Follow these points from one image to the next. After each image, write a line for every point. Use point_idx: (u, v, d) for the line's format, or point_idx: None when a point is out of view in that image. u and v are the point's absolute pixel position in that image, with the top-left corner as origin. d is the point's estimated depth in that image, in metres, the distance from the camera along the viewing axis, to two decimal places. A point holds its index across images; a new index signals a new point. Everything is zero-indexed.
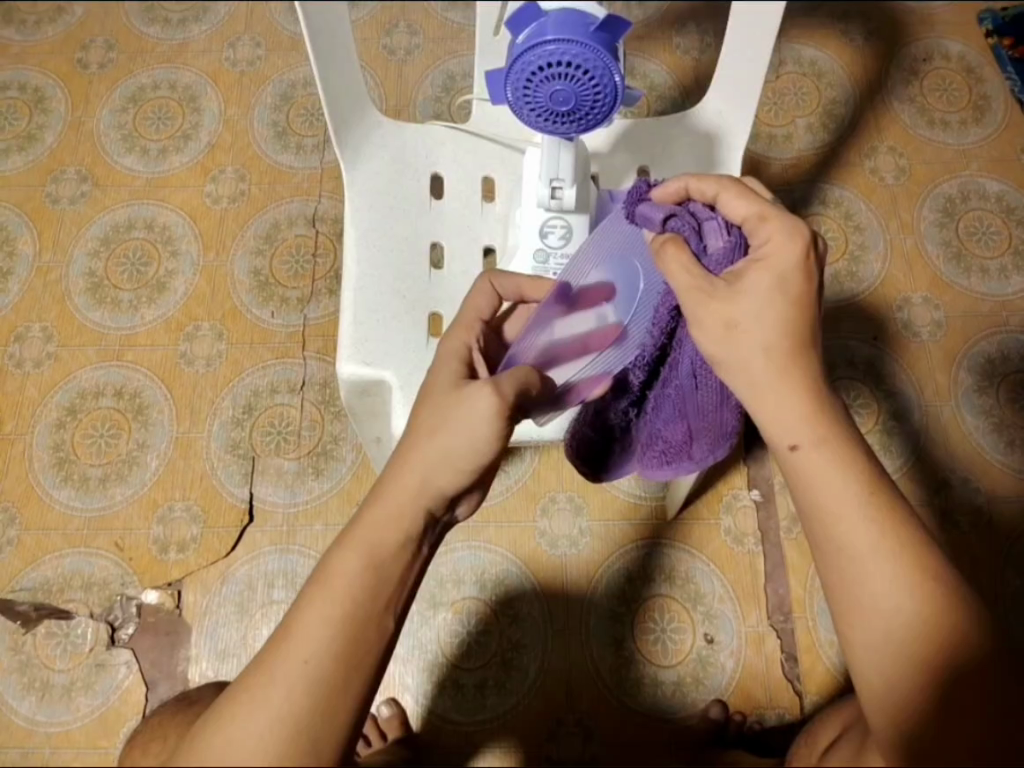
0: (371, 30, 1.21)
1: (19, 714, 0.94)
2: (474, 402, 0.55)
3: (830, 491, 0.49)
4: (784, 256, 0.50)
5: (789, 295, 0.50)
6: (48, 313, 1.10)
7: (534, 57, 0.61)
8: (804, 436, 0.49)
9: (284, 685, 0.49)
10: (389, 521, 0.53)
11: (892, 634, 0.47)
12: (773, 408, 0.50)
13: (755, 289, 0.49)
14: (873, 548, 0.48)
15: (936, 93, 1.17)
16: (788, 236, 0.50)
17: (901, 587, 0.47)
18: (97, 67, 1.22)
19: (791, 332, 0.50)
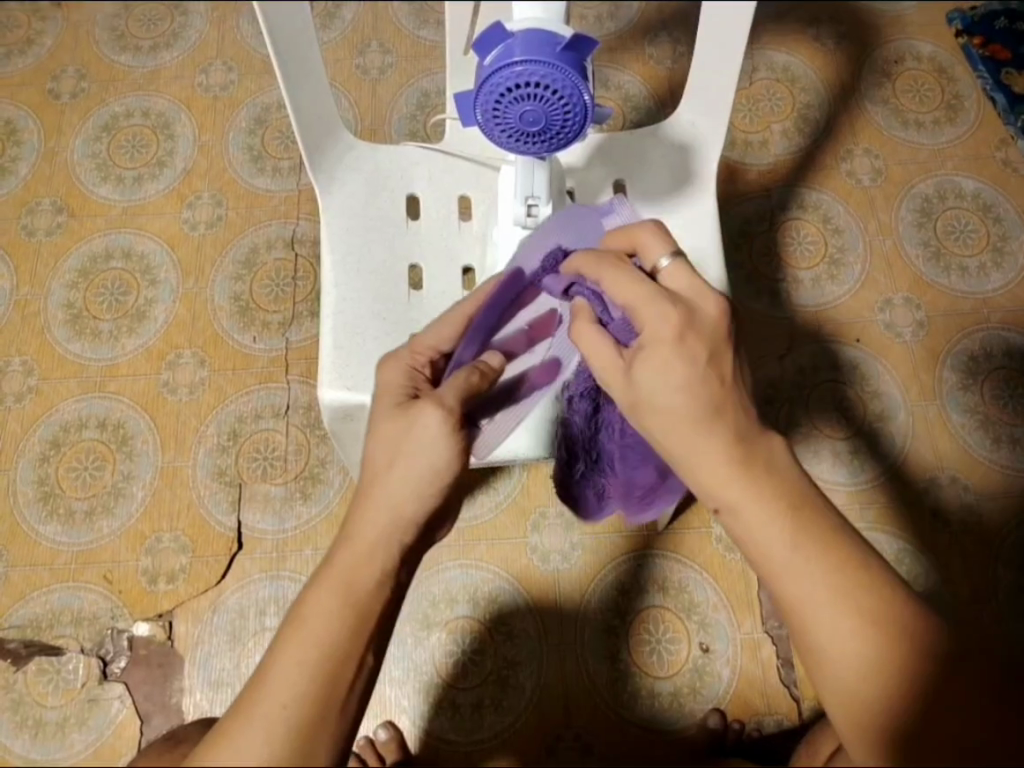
0: (343, 50, 1.20)
1: (12, 753, 0.93)
2: (424, 423, 0.55)
3: (768, 545, 0.49)
4: (660, 341, 0.51)
5: (673, 384, 0.50)
6: (28, 346, 1.09)
7: (503, 79, 0.61)
8: (728, 500, 0.50)
9: (263, 731, 0.48)
10: (364, 560, 0.53)
11: (853, 673, 0.47)
12: (694, 454, 0.50)
13: (646, 368, 0.51)
14: (819, 596, 0.48)
15: (909, 94, 1.17)
16: (662, 321, 0.51)
17: (853, 633, 0.47)
18: (69, 97, 1.21)
19: (692, 394, 0.50)
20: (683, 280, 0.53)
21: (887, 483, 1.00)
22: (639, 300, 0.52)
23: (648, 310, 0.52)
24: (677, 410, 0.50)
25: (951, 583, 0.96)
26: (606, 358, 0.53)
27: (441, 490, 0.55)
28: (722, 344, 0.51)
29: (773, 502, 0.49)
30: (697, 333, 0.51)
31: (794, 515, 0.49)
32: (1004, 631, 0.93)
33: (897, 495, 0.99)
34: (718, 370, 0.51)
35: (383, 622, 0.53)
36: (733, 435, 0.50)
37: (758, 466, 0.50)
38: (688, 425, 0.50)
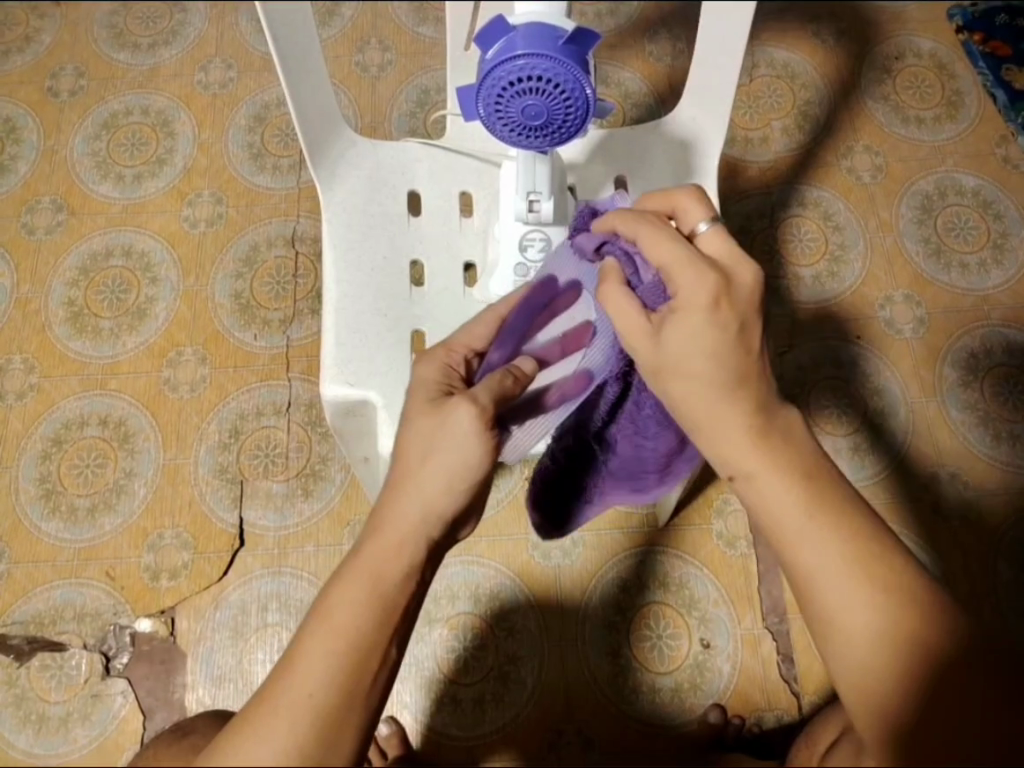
0: (342, 47, 1.20)
1: (16, 749, 0.94)
2: (456, 422, 0.55)
3: (781, 513, 0.50)
4: (695, 308, 0.50)
5: (704, 348, 0.50)
6: (29, 344, 1.09)
7: (505, 72, 0.61)
8: (745, 468, 0.51)
9: (289, 721, 0.49)
10: (393, 551, 0.53)
11: (863, 646, 0.48)
12: (715, 427, 0.51)
13: (677, 331, 0.51)
14: (828, 567, 0.49)
15: (910, 91, 1.17)
16: (698, 287, 0.50)
17: (865, 602, 0.48)
18: (68, 95, 1.21)
19: (720, 358, 0.50)
20: (719, 246, 0.53)
21: (886, 480, 1.00)
22: (671, 263, 0.52)
23: (685, 274, 0.51)
24: (704, 378, 0.50)
25: (951, 579, 0.96)
26: (633, 321, 0.52)
27: (471, 488, 0.56)
28: (753, 313, 0.51)
29: (789, 470, 0.51)
30: (731, 300, 0.50)
31: (808, 487, 0.50)
32: (1004, 626, 0.94)
33: (897, 492, 0.99)
34: (748, 339, 0.51)
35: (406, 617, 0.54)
36: (754, 406, 0.51)
37: (774, 437, 0.51)
38: (720, 390, 0.51)
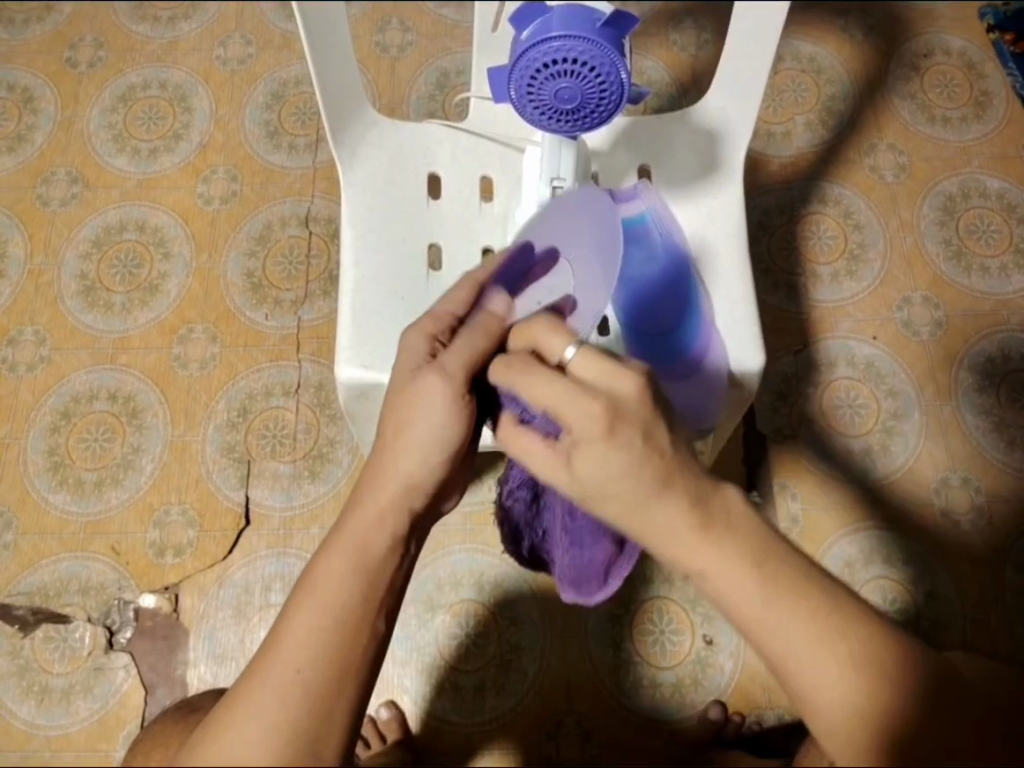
0: (363, 26, 1.19)
1: (18, 718, 0.94)
2: (428, 393, 0.57)
3: (736, 601, 0.46)
4: (589, 439, 0.47)
5: (614, 471, 0.47)
6: (41, 316, 1.09)
7: (539, 54, 0.60)
8: (696, 567, 0.47)
9: (282, 696, 0.48)
10: (378, 524, 0.54)
11: (837, 722, 0.45)
12: (655, 533, 0.47)
13: (589, 460, 0.47)
14: (799, 649, 0.45)
15: (936, 89, 1.15)
16: (590, 416, 0.47)
17: (838, 677, 0.45)
18: (86, 66, 1.20)
19: (638, 474, 0.47)
20: (592, 366, 0.50)
21: (897, 483, 0.99)
22: (552, 399, 0.49)
23: (566, 405, 0.48)
24: (623, 496, 0.47)
25: (958, 585, 0.96)
26: (542, 458, 0.50)
27: (450, 456, 0.58)
28: (654, 416, 0.48)
29: (737, 556, 0.46)
30: (626, 419, 0.47)
31: (766, 573, 0.46)
32: (1008, 634, 0.94)
33: (907, 496, 0.99)
34: (656, 445, 0.47)
35: (395, 593, 0.54)
36: (691, 498, 0.47)
37: (717, 529, 0.47)
38: (639, 503, 0.47)
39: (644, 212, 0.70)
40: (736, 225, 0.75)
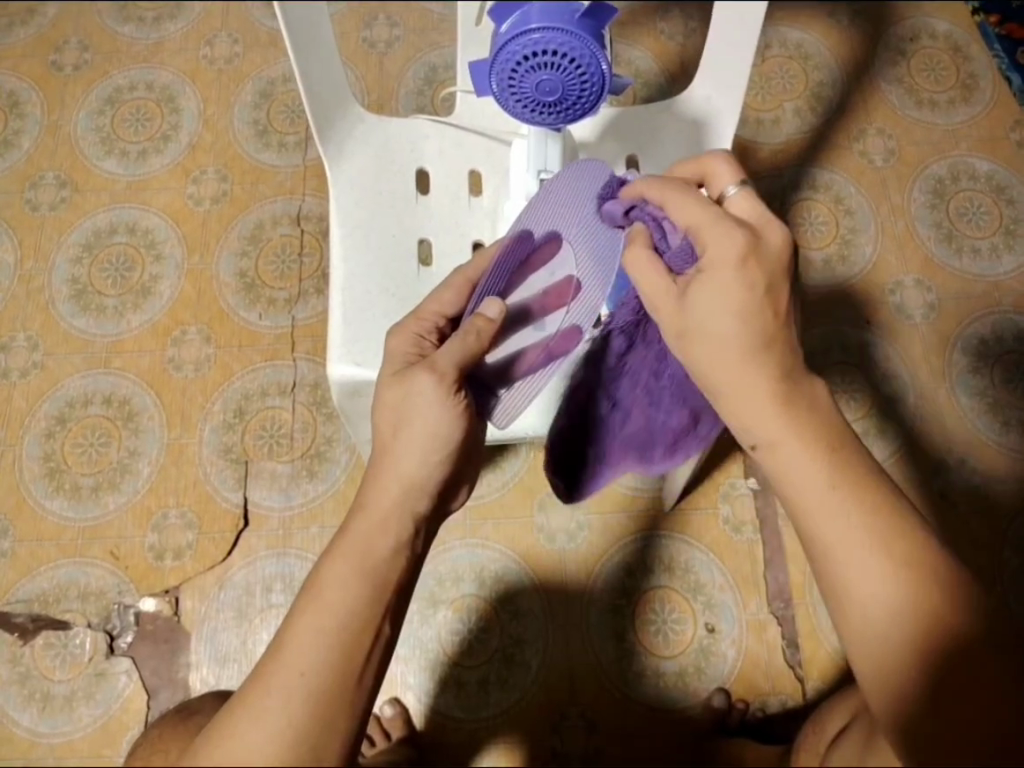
0: (350, 22, 1.19)
1: (20, 726, 0.94)
2: (422, 391, 0.57)
3: (801, 485, 0.50)
4: (723, 264, 0.50)
5: (730, 306, 0.50)
6: (33, 322, 1.08)
7: (519, 47, 0.60)
8: (768, 438, 0.50)
9: (286, 701, 0.48)
10: (381, 530, 0.55)
11: (872, 621, 0.47)
12: (741, 398, 0.51)
13: (712, 286, 0.50)
14: (851, 540, 0.48)
15: (924, 72, 1.16)
16: (728, 241, 0.50)
17: (882, 576, 0.47)
18: (72, 69, 1.20)
19: (749, 320, 0.50)
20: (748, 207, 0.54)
21: (894, 467, 1.00)
22: (701, 223, 0.51)
23: (710, 232, 0.51)
24: (729, 337, 0.50)
25: (958, 566, 0.96)
26: (657, 281, 0.52)
27: (447, 457, 0.58)
28: (782, 273, 0.51)
29: (813, 442, 0.50)
30: (759, 259, 0.50)
31: (837, 465, 0.49)
32: (1009, 614, 0.94)
33: (905, 479, 0.99)
34: (776, 298, 0.50)
35: (401, 596, 0.54)
36: (783, 370, 0.50)
37: (799, 405, 0.50)
38: (745, 351, 0.50)
39: None
40: None
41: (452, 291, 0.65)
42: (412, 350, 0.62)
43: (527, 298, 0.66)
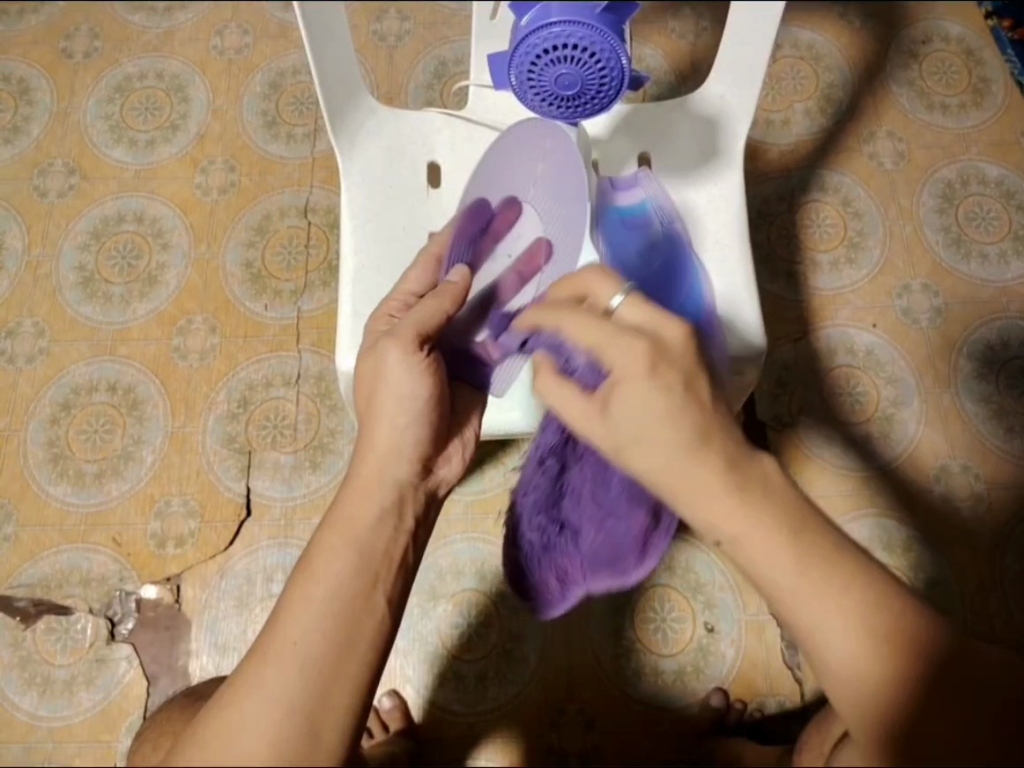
0: (361, 14, 1.19)
1: (20, 710, 0.95)
2: (386, 360, 0.60)
3: (768, 568, 0.47)
4: (633, 378, 0.49)
5: (657, 413, 0.48)
6: (40, 308, 1.09)
7: (539, 41, 0.60)
8: (728, 533, 0.48)
9: (282, 672, 0.49)
10: (364, 499, 0.57)
11: (851, 685, 0.46)
12: (699, 496, 0.48)
13: (644, 405, 0.49)
14: (828, 621, 0.46)
15: (935, 76, 1.15)
16: (630, 356, 0.50)
17: (848, 633, 0.46)
18: (82, 56, 1.20)
19: (686, 421, 0.48)
20: (639, 311, 0.53)
21: (895, 471, 1.00)
22: (600, 341, 0.51)
23: (612, 348, 0.50)
24: (671, 441, 0.48)
25: (959, 572, 0.96)
26: (579, 410, 0.52)
27: (417, 420, 0.61)
28: (694, 368, 0.50)
29: (771, 512, 0.47)
30: (668, 361, 0.50)
31: (802, 546, 0.47)
32: (1009, 620, 0.94)
33: (908, 483, 0.99)
34: (696, 395, 0.49)
35: (394, 568, 0.56)
36: (725, 461, 0.48)
37: (754, 490, 0.47)
38: (681, 460, 0.48)
39: (644, 201, 0.74)
40: (735, 213, 0.76)
41: (416, 274, 0.66)
42: (382, 327, 0.65)
43: (496, 275, 0.69)
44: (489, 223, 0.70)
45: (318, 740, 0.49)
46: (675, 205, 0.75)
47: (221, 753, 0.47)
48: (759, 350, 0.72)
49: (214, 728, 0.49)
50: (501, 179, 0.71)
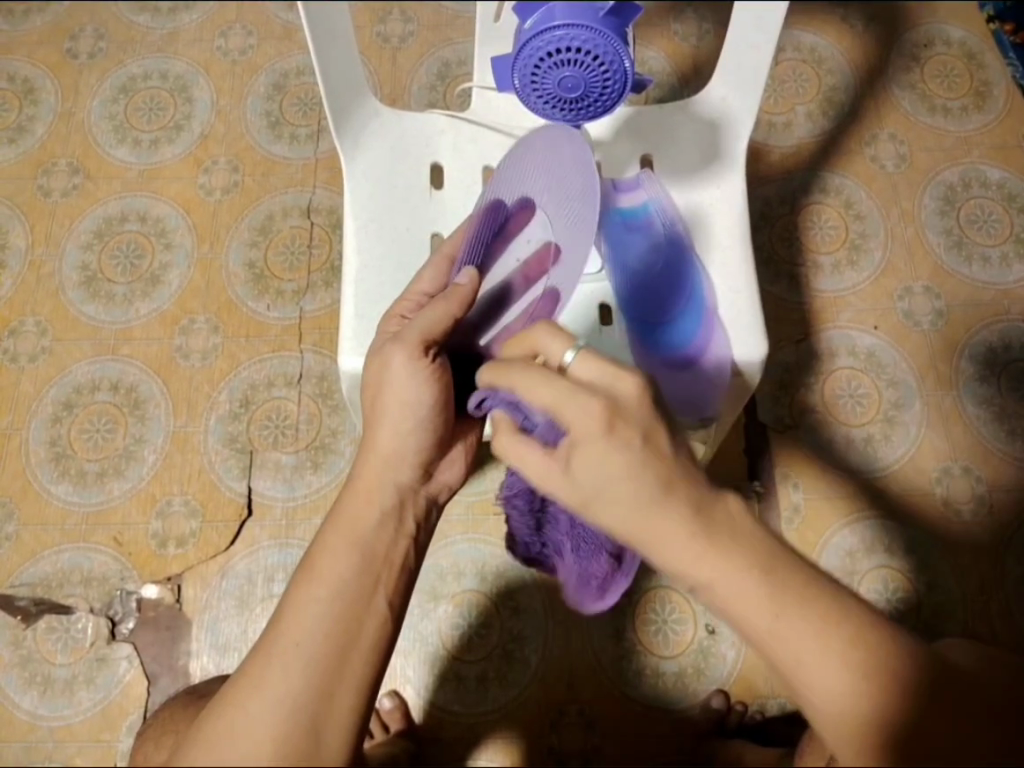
0: (365, 16, 1.19)
1: (21, 709, 0.95)
2: (391, 364, 0.59)
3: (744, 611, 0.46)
4: (590, 438, 0.47)
5: (612, 474, 0.47)
6: (43, 307, 1.09)
7: (542, 43, 0.60)
8: (700, 579, 0.46)
9: (285, 671, 0.50)
10: (367, 500, 0.57)
11: (839, 718, 0.45)
12: (658, 543, 0.47)
13: (592, 465, 0.47)
14: (807, 658, 0.45)
15: (937, 79, 1.16)
16: (587, 415, 0.47)
17: (832, 676, 0.45)
18: (87, 57, 1.20)
19: (640, 487, 0.46)
20: (594, 367, 0.50)
21: (896, 474, 1.00)
22: (552, 400, 0.49)
23: (568, 406, 0.48)
24: (625, 500, 0.47)
25: (960, 574, 0.96)
26: (539, 464, 0.51)
27: (422, 425, 0.60)
28: (655, 422, 0.48)
29: (739, 557, 0.46)
30: (625, 419, 0.47)
31: (771, 584, 0.46)
32: (1010, 623, 0.94)
33: (909, 485, 0.99)
34: (656, 447, 0.47)
35: (396, 570, 0.56)
36: (692, 507, 0.46)
37: (721, 534, 0.46)
38: (646, 508, 0.46)
39: (647, 203, 0.74)
40: (738, 215, 0.75)
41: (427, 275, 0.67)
42: (394, 328, 0.66)
43: (507, 274, 0.68)
44: (504, 222, 0.67)
45: (320, 737, 0.49)
46: (677, 208, 0.75)
47: (224, 751, 0.47)
48: (760, 354, 0.71)
49: (217, 726, 0.49)
50: (512, 175, 0.66)
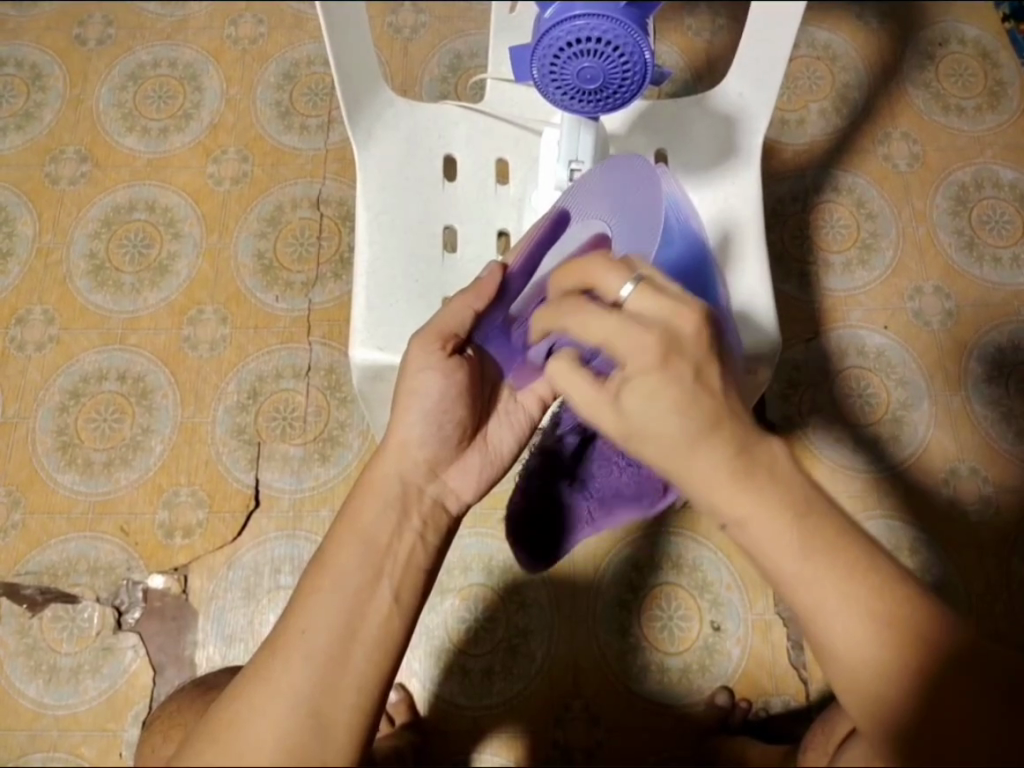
0: (376, 6, 1.18)
1: (26, 697, 0.95)
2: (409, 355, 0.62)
3: (775, 561, 0.46)
4: (644, 371, 0.47)
5: (664, 407, 0.47)
6: (50, 296, 1.08)
7: (563, 33, 0.59)
8: (735, 517, 0.47)
9: (291, 660, 0.50)
10: (375, 491, 0.59)
11: (866, 675, 0.44)
12: (687, 482, 0.48)
13: (639, 393, 0.48)
14: (829, 602, 0.45)
15: (951, 78, 1.15)
16: (640, 349, 0.48)
17: (863, 624, 0.44)
18: (96, 43, 1.19)
19: (680, 423, 0.47)
20: (651, 302, 0.49)
21: (904, 474, 1.00)
22: (610, 334, 0.49)
23: (622, 340, 0.48)
24: (669, 436, 0.47)
25: (965, 574, 0.97)
26: (588, 395, 0.50)
27: (430, 420, 0.62)
28: (708, 356, 0.48)
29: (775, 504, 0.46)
30: (680, 354, 0.48)
31: (802, 523, 0.46)
32: (1015, 623, 0.95)
33: (916, 485, 0.99)
34: (708, 384, 0.48)
35: (402, 564, 0.56)
36: (732, 448, 0.47)
37: (754, 479, 0.47)
38: (686, 445, 0.47)
39: None
40: (752, 210, 0.75)
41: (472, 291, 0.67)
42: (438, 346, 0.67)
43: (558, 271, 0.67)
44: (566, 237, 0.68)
45: (326, 733, 0.49)
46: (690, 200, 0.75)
47: (227, 743, 0.48)
48: (772, 347, 0.71)
49: (226, 718, 0.49)
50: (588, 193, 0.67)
